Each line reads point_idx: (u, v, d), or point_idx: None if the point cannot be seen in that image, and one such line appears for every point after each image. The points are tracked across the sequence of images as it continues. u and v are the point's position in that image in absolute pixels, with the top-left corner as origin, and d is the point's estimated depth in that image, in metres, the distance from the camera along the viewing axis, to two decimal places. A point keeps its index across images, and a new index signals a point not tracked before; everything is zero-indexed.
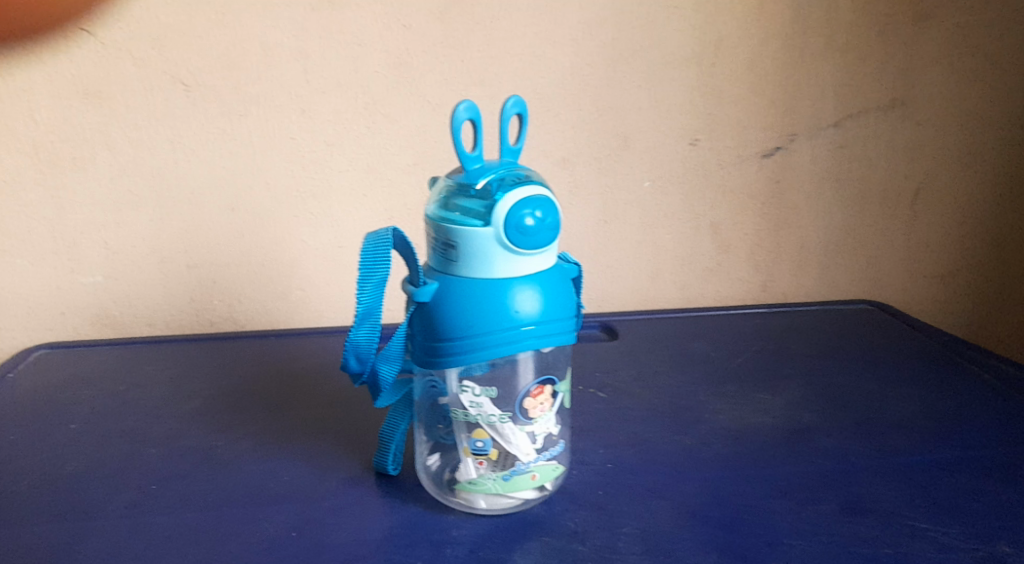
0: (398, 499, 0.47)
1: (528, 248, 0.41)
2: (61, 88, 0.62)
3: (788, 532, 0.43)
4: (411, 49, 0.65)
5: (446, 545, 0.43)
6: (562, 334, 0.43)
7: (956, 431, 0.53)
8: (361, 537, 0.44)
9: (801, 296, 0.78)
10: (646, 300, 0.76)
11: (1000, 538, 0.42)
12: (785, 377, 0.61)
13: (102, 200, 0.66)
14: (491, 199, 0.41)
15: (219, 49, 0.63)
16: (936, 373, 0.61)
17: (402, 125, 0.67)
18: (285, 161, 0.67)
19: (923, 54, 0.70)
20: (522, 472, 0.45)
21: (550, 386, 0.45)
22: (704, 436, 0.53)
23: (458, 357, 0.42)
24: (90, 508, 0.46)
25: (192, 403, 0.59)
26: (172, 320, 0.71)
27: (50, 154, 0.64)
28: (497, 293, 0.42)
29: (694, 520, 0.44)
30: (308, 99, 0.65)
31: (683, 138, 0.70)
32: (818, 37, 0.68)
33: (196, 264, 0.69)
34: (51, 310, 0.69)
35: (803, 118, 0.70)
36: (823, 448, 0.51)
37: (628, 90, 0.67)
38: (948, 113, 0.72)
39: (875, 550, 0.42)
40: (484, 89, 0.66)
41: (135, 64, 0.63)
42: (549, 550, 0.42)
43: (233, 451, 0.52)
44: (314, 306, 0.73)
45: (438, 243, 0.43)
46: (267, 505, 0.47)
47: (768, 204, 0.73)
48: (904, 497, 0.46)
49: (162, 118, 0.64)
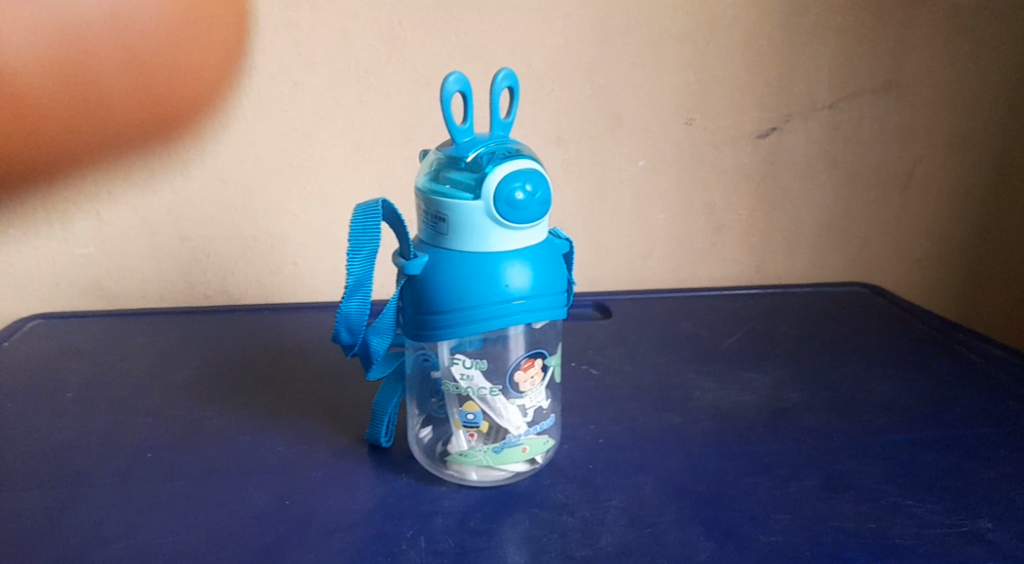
0: (389, 471, 0.48)
1: (519, 222, 0.42)
2: (50, 57, 0.62)
3: (772, 507, 0.44)
4: (404, 22, 0.64)
5: (435, 515, 0.44)
6: (553, 308, 0.44)
7: (941, 411, 0.53)
8: (352, 507, 0.44)
9: (793, 277, 0.78)
10: (638, 279, 0.76)
11: (980, 514, 0.43)
12: (775, 356, 0.62)
13: (93, 172, 0.66)
14: (482, 172, 0.41)
15: (210, 20, 0.62)
16: (925, 354, 0.61)
17: (395, 100, 0.67)
18: (278, 135, 0.67)
19: (919, 35, 0.69)
20: (512, 445, 0.46)
21: (540, 360, 0.45)
22: (692, 413, 0.54)
23: (448, 330, 0.42)
24: (82, 476, 0.47)
25: (184, 374, 0.59)
26: (164, 293, 0.72)
27: (41, 124, 0.64)
28: (487, 267, 0.42)
29: (680, 494, 0.45)
30: (300, 72, 0.65)
31: (677, 117, 0.70)
32: (815, 16, 0.67)
33: (189, 237, 0.69)
34: (44, 281, 0.69)
35: (798, 98, 0.70)
36: (810, 426, 0.52)
37: (623, 68, 0.67)
38: (943, 95, 0.72)
39: (856, 525, 0.42)
40: (478, 64, 0.66)
41: (125, 33, 0.62)
42: (537, 522, 0.43)
43: (224, 422, 0.53)
44: (307, 281, 0.73)
45: (428, 216, 0.43)
46: (258, 475, 0.47)
47: (761, 185, 0.73)
48: (888, 474, 0.47)
49: (153, 90, 0.64)
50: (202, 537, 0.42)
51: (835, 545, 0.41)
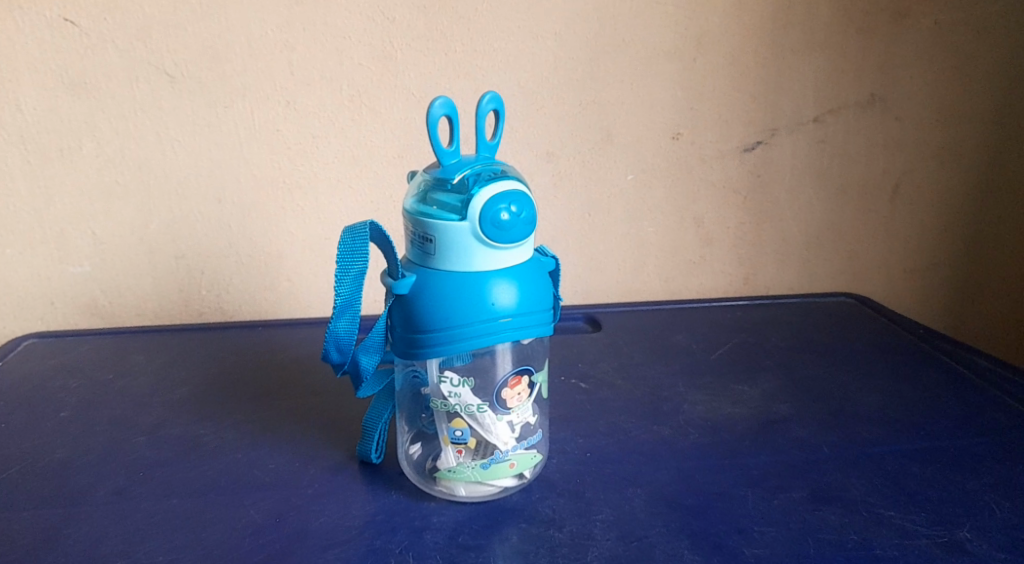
0: (380, 487, 0.48)
1: (504, 242, 0.42)
2: (47, 79, 0.63)
3: (758, 518, 0.44)
4: (396, 42, 0.65)
5: (425, 531, 0.44)
6: (539, 326, 0.44)
7: (926, 421, 0.54)
8: (344, 523, 0.45)
9: (783, 288, 0.79)
10: (630, 291, 0.77)
11: (962, 524, 0.44)
12: (763, 368, 0.62)
13: (89, 191, 0.67)
14: (468, 193, 0.42)
15: (204, 42, 0.63)
16: (911, 365, 0.62)
17: (387, 118, 0.67)
18: (271, 153, 0.67)
19: (902, 49, 0.70)
20: (500, 461, 0.46)
21: (527, 377, 0.46)
22: (681, 426, 0.54)
23: (437, 349, 0.43)
24: (77, 495, 0.47)
25: (180, 392, 0.60)
26: (160, 310, 0.72)
27: (37, 145, 0.65)
28: (474, 286, 0.42)
29: (667, 508, 0.46)
30: (293, 91, 0.66)
31: (666, 132, 0.70)
32: (800, 32, 0.68)
33: (184, 255, 0.70)
34: (41, 299, 0.70)
35: (785, 112, 0.71)
36: (797, 438, 0.52)
37: (611, 84, 0.68)
38: (927, 108, 0.73)
39: (841, 536, 0.43)
40: (468, 82, 0.67)
41: (120, 55, 0.63)
42: (526, 537, 0.44)
43: (219, 439, 0.53)
44: (301, 297, 0.74)
45: (416, 237, 0.44)
46: (251, 492, 0.48)
47: (750, 198, 0.74)
48: (872, 485, 0.47)
49: (148, 110, 0.65)
50: (196, 555, 0.42)
51: (819, 556, 0.42)
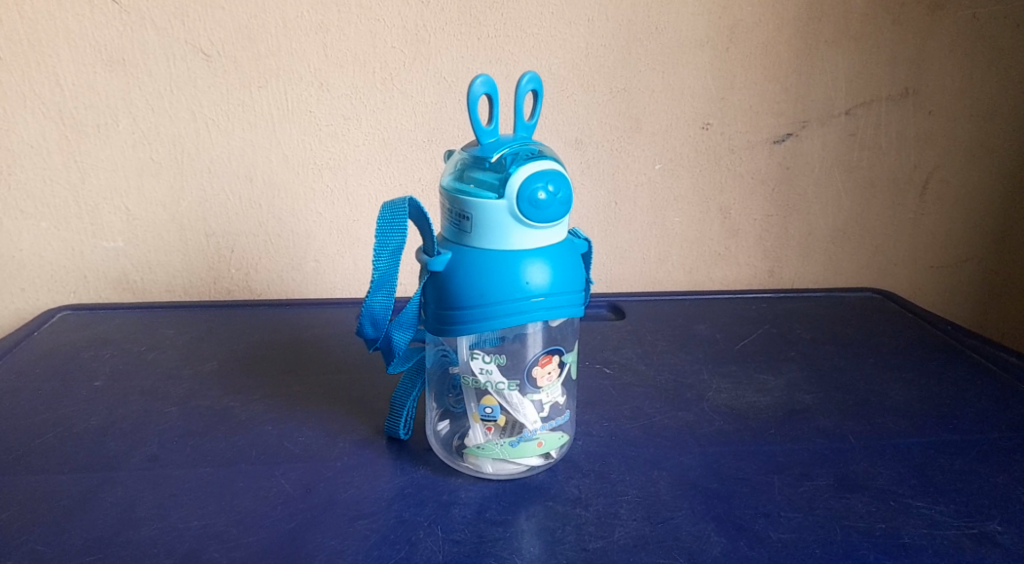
0: (408, 462, 0.49)
1: (540, 222, 0.43)
2: (85, 55, 0.64)
3: (784, 504, 0.45)
4: (428, 26, 0.66)
5: (453, 505, 0.45)
6: (571, 306, 0.45)
7: (953, 415, 0.54)
8: (373, 495, 0.46)
9: (808, 282, 0.79)
10: (653, 281, 0.77)
11: (991, 517, 0.44)
12: (787, 359, 0.62)
13: (123, 166, 0.68)
14: (506, 172, 0.42)
15: (240, 22, 0.64)
16: (937, 359, 0.62)
17: (417, 102, 0.68)
18: (302, 133, 0.68)
19: (937, 44, 0.70)
20: (528, 439, 0.47)
21: (557, 357, 0.47)
22: (706, 412, 0.55)
23: (470, 325, 0.43)
24: (111, 461, 0.48)
25: (209, 365, 0.61)
26: (189, 287, 0.73)
27: (75, 120, 0.66)
28: (509, 264, 0.43)
29: (693, 491, 0.46)
30: (326, 73, 0.66)
31: (695, 122, 0.70)
32: (833, 23, 0.68)
33: (214, 233, 0.71)
34: (74, 273, 0.71)
35: (816, 105, 0.71)
36: (822, 428, 0.52)
37: (642, 73, 0.68)
38: (960, 104, 0.72)
39: (867, 525, 0.43)
40: (500, 68, 0.67)
41: (158, 33, 0.64)
42: (552, 514, 0.44)
43: (248, 412, 0.54)
44: (329, 278, 0.74)
45: (453, 214, 0.44)
46: (281, 463, 0.48)
47: (777, 190, 0.74)
48: (900, 477, 0.47)
49: (184, 88, 0.66)
50: (229, 521, 0.43)
51: (846, 542, 0.42)
